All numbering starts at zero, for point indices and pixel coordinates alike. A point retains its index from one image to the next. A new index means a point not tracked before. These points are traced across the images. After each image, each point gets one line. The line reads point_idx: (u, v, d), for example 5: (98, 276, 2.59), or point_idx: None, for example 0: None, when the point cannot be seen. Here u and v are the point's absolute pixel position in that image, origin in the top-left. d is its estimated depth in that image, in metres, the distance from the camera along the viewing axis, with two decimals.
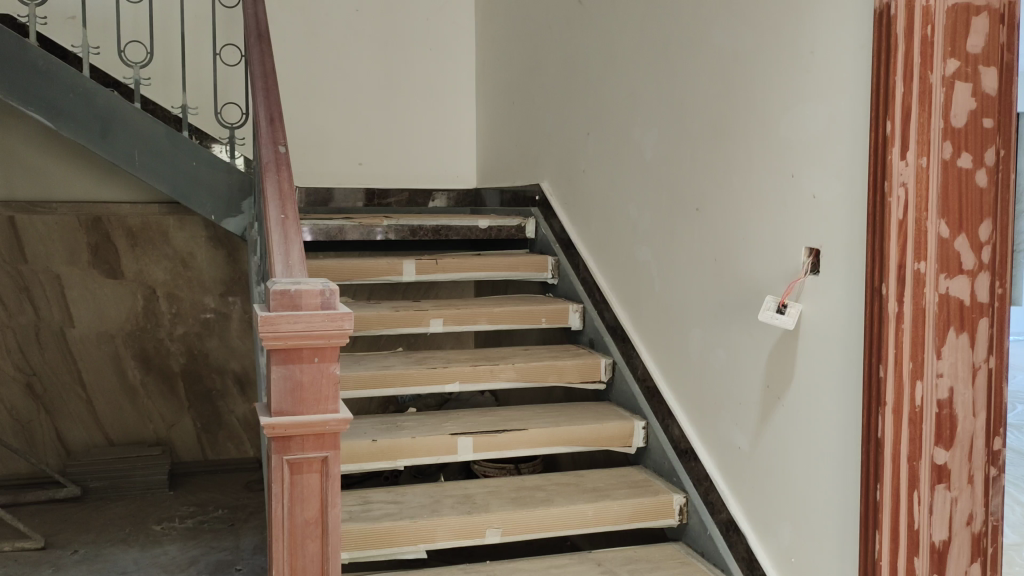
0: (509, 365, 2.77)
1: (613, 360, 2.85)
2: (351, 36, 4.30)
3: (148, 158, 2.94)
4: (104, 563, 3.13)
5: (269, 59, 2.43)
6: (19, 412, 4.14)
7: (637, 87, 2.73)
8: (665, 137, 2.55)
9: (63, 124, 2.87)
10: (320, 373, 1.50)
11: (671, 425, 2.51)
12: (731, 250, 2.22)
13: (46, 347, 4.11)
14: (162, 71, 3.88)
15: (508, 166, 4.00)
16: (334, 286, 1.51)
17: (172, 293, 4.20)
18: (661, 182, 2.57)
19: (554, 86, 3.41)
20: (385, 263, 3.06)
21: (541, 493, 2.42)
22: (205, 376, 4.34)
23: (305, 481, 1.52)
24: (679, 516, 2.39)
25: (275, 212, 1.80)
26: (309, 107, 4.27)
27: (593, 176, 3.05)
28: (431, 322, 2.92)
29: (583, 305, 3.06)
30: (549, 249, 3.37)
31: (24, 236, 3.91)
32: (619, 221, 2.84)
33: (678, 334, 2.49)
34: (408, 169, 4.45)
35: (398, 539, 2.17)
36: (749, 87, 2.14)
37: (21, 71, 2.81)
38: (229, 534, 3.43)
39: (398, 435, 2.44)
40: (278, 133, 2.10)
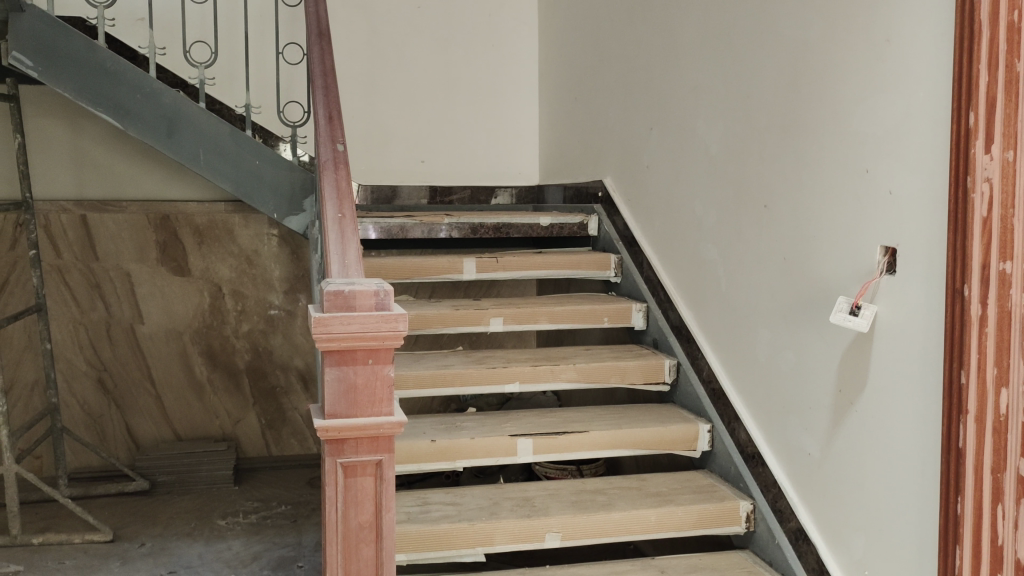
0: (571, 365, 2.72)
1: (678, 361, 2.77)
2: (413, 31, 4.28)
3: (212, 158, 2.97)
4: (169, 557, 3.18)
5: (329, 57, 2.43)
6: (91, 406, 4.12)
7: (703, 80, 2.65)
8: (731, 132, 2.48)
9: (131, 124, 2.92)
10: (374, 375, 1.48)
11: (737, 428, 2.43)
12: (802, 249, 2.13)
13: (116, 343, 4.10)
14: (226, 70, 3.93)
15: (571, 161, 3.94)
16: (389, 286, 1.48)
17: (237, 290, 4.19)
18: (728, 177, 2.49)
19: (618, 81, 3.35)
20: (446, 261, 3.03)
21: (603, 496, 2.36)
22: (271, 373, 4.29)
23: (359, 484, 1.50)
24: (746, 523, 2.31)
25: (332, 211, 1.77)
26: (372, 105, 4.28)
27: (657, 172, 2.97)
28: (491, 320, 2.88)
29: (646, 304, 2.99)
30: (612, 247, 3.30)
31: (96, 234, 4.01)
32: (684, 218, 2.77)
33: (744, 334, 2.42)
34: (471, 166, 4.43)
35: (456, 541, 2.14)
36: (821, 78, 2.05)
37: (91, 72, 2.87)
38: (291, 530, 3.46)
39: (457, 435, 2.41)
40: (336, 132, 2.08)
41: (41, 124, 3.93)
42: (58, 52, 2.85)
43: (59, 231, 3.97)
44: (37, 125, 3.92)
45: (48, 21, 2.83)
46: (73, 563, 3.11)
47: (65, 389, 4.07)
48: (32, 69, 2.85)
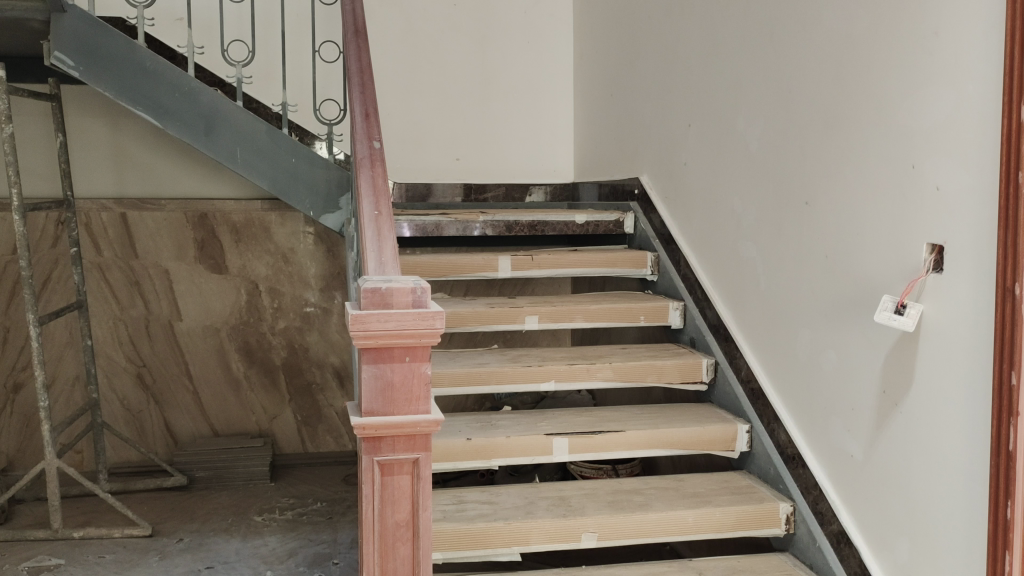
0: (607, 364, 2.69)
1: (715, 360, 2.74)
2: (448, 29, 4.28)
3: (250, 156, 2.98)
4: (207, 553, 3.21)
5: (366, 54, 2.43)
6: (131, 402, 4.17)
7: (743, 75, 2.61)
8: (771, 127, 2.43)
9: (170, 122, 2.94)
10: (411, 373, 1.47)
11: (777, 429, 2.39)
12: (844, 245, 2.09)
13: (155, 340, 4.14)
14: (263, 69, 3.95)
15: (606, 159, 3.92)
16: (426, 284, 1.47)
17: (274, 288, 4.21)
18: (768, 173, 2.45)
19: (654, 77, 3.31)
20: (481, 259, 3.02)
21: (640, 497, 2.34)
22: (306, 370, 4.30)
23: (396, 483, 1.49)
24: (786, 526, 2.27)
25: (369, 208, 1.77)
26: (407, 104, 4.28)
27: (695, 169, 2.94)
28: (526, 318, 2.86)
29: (684, 302, 2.96)
30: (648, 244, 3.27)
31: (135, 232, 4.04)
32: (723, 215, 2.73)
33: (784, 333, 2.38)
34: (506, 163, 4.42)
35: (492, 541, 2.12)
36: (866, 72, 2.00)
37: (131, 71, 2.90)
38: (327, 527, 3.47)
39: (493, 434, 2.39)
40: (373, 129, 2.08)
41: (83, 123, 3.98)
42: (98, 51, 2.88)
43: (100, 228, 4.01)
44: (78, 124, 3.97)
45: (89, 21, 2.87)
46: (113, 557, 3.14)
47: (105, 385, 4.12)
48: (74, 69, 2.88)
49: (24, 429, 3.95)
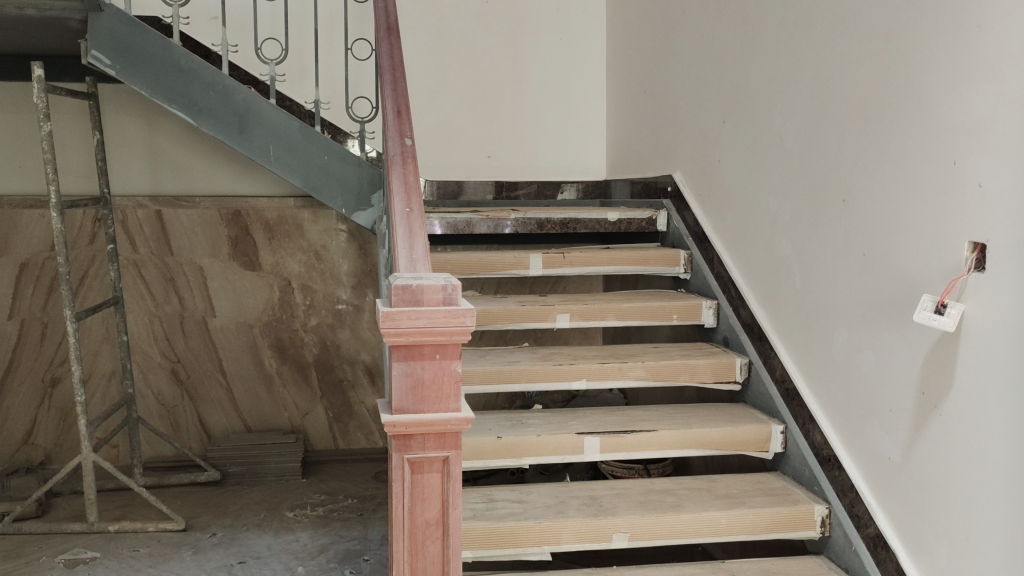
0: (639, 363, 2.67)
1: (749, 360, 2.70)
2: (481, 26, 4.27)
3: (283, 154, 2.99)
4: (240, 548, 3.23)
5: (397, 52, 2.43)
6: (165, 397, 4.21)
7: (780, 70, 2.57)
8: (809, 124, 2.39)
9: (204, 121, 2.96)
10: (441, 370, 1.46)
11: (812, 430, 2.36)
12: (883, 244, 2.05)
13: (189, 335, 4.17)
14: (297, 67, 3.97)
15: (639, 156, 3.89)
16: (457, 281, 1.46)
17: (307, 285, 4.22)
18: (804, 170, 2.41)
19: (688, 73, 3.28)
20: (512, 257, 3.01)
21: (672, 497, 2.31)
22: (338, 367, 4.31)
23: (426, 481, 1.49)
24: (821, 528, 2.23)
25: (400, 205, 1.77)
26: (438, 101, 4.28)
27: (728, 166, 2.91)
28: (558, 317, 2.84)
29: (717, 301, 2.93)
30: (681, 243, 3.24)
31: (170, 229, 4.06)
32: (758, 213, 2.69)
33: (820, 333, 2.34)
34: (538, 160, 4.41)
35: (521, 540, 2.11)
36: (907, 68, 1.96)
37: (166, 70, 2.92)
38: (358, 523, 3.48)
39: (523, 432, 2.38)
40: (405, 126, 2.08)
41: (120, 122, 4.03)
42: (135, 50, 2.90)
43: (136, 225, 4.04)
44: (115, 123, 4.01)
45: (125, 20, 2.89)
46: (147, 551, 3.17)
47: (141, 380, 4.17)
48: (111, 67, 2.91)
49: (62, 423, 4.01)
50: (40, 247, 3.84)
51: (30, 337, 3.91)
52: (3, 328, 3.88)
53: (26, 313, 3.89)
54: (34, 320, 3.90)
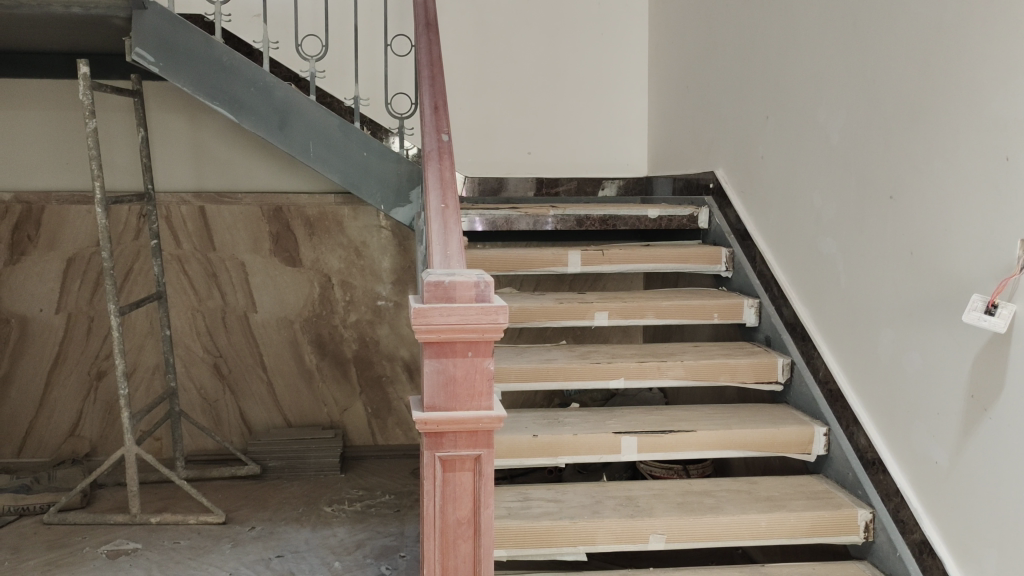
0: (679, 362, 2.63)
1: (792, 360, 2.64)
2: (521, 23, 4.24)
3: (322, 150, 3.00)
4: (278, 541, 3.25)
5: (436, 48, 2.41)
6: (207, 391, 4.25)
7: (825, 64, 2.51)
8: (855, 120, 2.34)
9: (245, 117, 2.98)
10: (474, 368, 1.44)
11: (856, 433, 2.30)
12: (931, 242, 1.99)
13: (231, 331, 4.20)
14: (337, 64, 3.98)
15: (681, 152, 3.83)
16: (490, 277, 1.44)
17: (346, 281, 4.22)
18: (850, 167, 2.36)
19: (731, 67, 3.23)
20: (551, 254, 2.98)
21: (711, 499, 2.27)
22: (377, 363, 4.31)
23: (457, 479, 1.48)
24: (865, 533, 2.17)
25: (436, 201, 1.76)
26: (478, 97, 4.26)
27: (772, 163, 2.85)
28: (596, 315, 2.80)
29: (759, 300, 2.87)
30: (723, 240, 3.18)
31: (213, 225, 4.11)
32: (802, 210, 2.64)
33: (866, 333, 2.28)
34: (578, 157, 4.37)
35: (557, 539, 2.09)
36: (958, 61, 1.90)
37: (209, 67, 2.95)
38: (395, 519, 3.48)
39: (560, 431, 2.36)
40: (442, 121, 2.07)
41: (164, 118, 4.07)
42: (178, 47, 2.94)
43: (180, 221, 4.08)
44: (160, 119, 4.06)
45: (168, 18, 2.93)
46: (188, 543, 3.21)
47: (184, 374, 4.20)
48: (154, 64, 2.95)
49: (107, 416, 4.07)
50: (86, 243, 3.92)
51: (76, 331, 3.98)
52: (50, 321, 3.96)
53: (73, 307, 3.96)
54: (81, 314, 3.97)
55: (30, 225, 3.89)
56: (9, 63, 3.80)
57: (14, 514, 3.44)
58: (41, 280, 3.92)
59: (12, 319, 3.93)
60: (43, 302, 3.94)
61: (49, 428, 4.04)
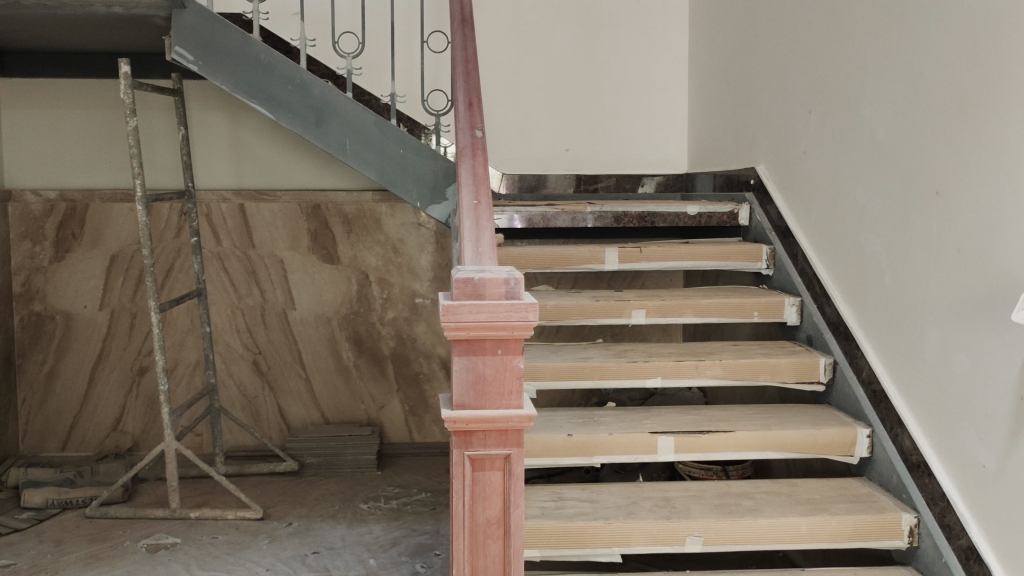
0: (717, 361, 2.58)
1: (834, 360, 2.58)
2: (560, 19, 4.22)
3: (359, 147, 2.99)
4: (314, 538, 3.26)
5: (471, 43, 2.39)
6: (247, 388, 4.25)
7: (868, 57, 2.45)
8: (899, 113, 2.28)
9: (283, 114, 2.99)
10: (503, 366, 1.42)
11: (901, 435, 2.24)
12: (978, 239, 1.93)
13: (270, 328, 4.22)
14: (374, 61, 3.99)
15: (722, 148, 3.77)
16: (520, 275, 1.42)
17: (384, 279, 4.23)
18: (894, 161, 2.29)
19: (772, 62, 3.17)
20: (587, 251, 2.94)
21: (749, 501, 2.22)
22: (414, 360, 4.30)
23: (487, 479, 1.46)
24: (909, 538, 2.11)
25: (468, 197, 1.74)
26: (516, 94, 4.24)
27: (814, 158, 2.79)
28: (633, 313, 2.77)
29: (801, 298, 2.81)
30: (764, 237, 3.12)
31: (252, 223, 4.15)
32: (845, 206, 2.57)
33: (911, 332, 2.21)
34: (617, 154, 4.33)
35: (591, 540, 2.06)
36: (1006, 50, 1.84)
37: (246, 64, 2.96)
38: (430, 517, 3.47)
39: (595, 430, 2.32)
40: (476, 117, 2.05)
41: (205, 117, 4.12)
42: (217, 45, 2.95)
43: (220, 219, 4.13)
44: (200, 118, 4.11)
45: (208, 16, 2.95)
46: (225, 538, 3.23)
47: (223, 370, 4.22)
48: (193, 62, 2.97)
49: (148, 411, 4.11)
50: (129, 240, 3.98)
51: (119, 327, 4.03)
52: (94, 317, 4.02)
53: (116, 304, 4.02)
54: (124, 311, 4.02)
55: (74, 223, 3.96)
56: (55, 64, 3.88)
57: (57, 507, 3.51)
58: (85, 277, 3.99)
59: (57, 316, 4.01)
60: (87, 299, 4.01)
61: (92, 423, 4.09)
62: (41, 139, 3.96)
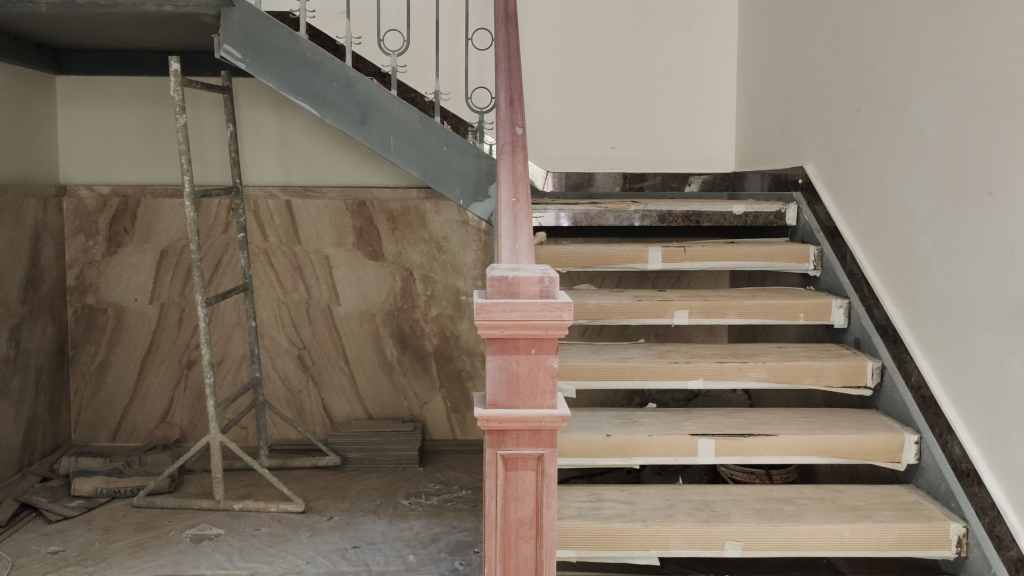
0: (761, 363, 2.53)
1: (882, 364, 2.51)
2: (606, 15, 4.19)
3: (403, 144, 3.00)
4: (355, 532, 3.29)
5: (514, 40, 2.38)
6: (292, 382, 4.29)
7: (920, 53, 2.39)
8: (950, 110, 2.22)
9: (328, 112, 3.01)
10: (537, 365, 1.41)
11: (950, 442, 2.18)
12: None
13: (315, 323, 4.26)
14: (419, 58, 4.01)
15: (770, 147, 3.70)
16: (555, 274, 1.41)
17: (428, 276, 4.24)
18: (946, 161, 2.23)
19: (821, 60, 3.12)
20: (630, 250, 2.91)
21: (791, 506, 2.18)
22: (457, 357, 4.30)
23: (520, 479, 1.45)
24: (957, 548, 2.05)
25: (507, 195, 1.73)
26: (560, 92, 4.23)
27: (863, 157, 2.73)
28: (676, 313, 2.74)
29: (849, 300, 2.74)
30: (812, 238, 3.06)
31: (299, 219, 4.19)
32: (895, 206, 2.51)
33: (962, 336, 2.15)
34: (664, 152, 4.28)
35: (628, 542, 2.04)
36: None
37: (293, 62, 2.99)
38: (470, 514, 3.48)
39: (634, 431, 2.30)
40: (517, 114, 2.04)
41: (253, 115, 4.19)
42: (264, 43, 2.99)
43: (266, 215, 4.18)
44: (249, 116, 4.17)
45: (256, 15, 2.99)
46: (268, 530, 3.28)
47: (269, 364, 4.27)
48: (241, 60, 3.01)
49: (196, 404, 4.17)
50: (178, 235, 4.06)
51: (169, 321, 4.11)
52: (144, 311, 4.10)
53: (166, 298, 4.09)
54: (173, 304, 4.10)
55: (126, 217, 4.04)
56: (110, 63, 3.98)
57: (106, 496, 3.58)
58: (136, 271, 4.07)
59: (109, 308, 4.10)
60: (137, 292, 4.09)
61: (141, 415, 4.17)
62: (96, 136, 4.06)
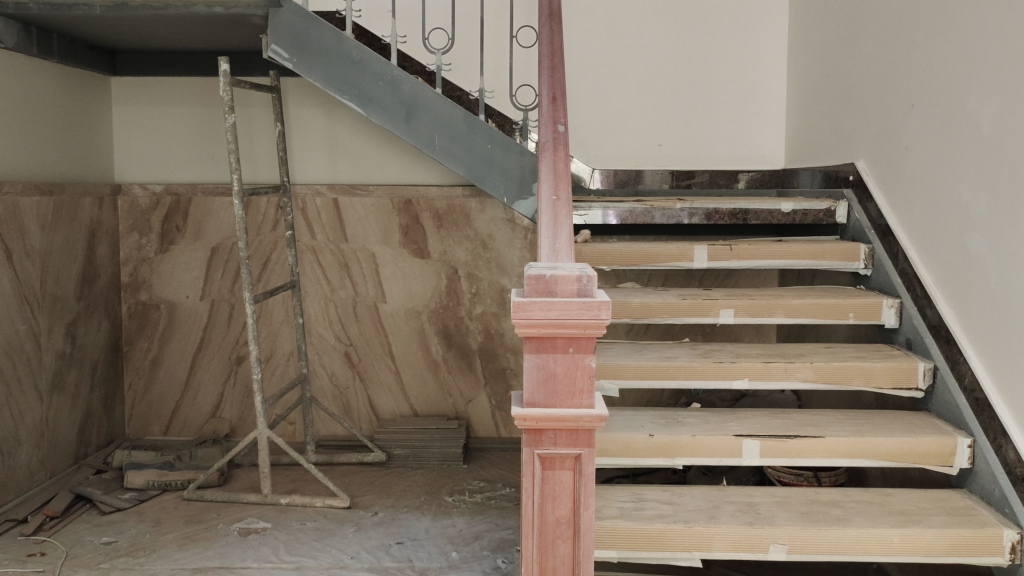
0: (808, 364, 2.48)
1: (935, 365, 2.45)
2: (652, 12, 4.16)
3: (447, 142, 3.01)
4: (399, 528, 3.31)
5: (558, 36, 2.36)
6: (339, 379, 4.34)
7: (975, 47, 2.33)
8: (1007, 106, 2.15)
9: (373, 110, 3.03)
10: (575, 365, 1.40)
11: (1004, 446, 2.12)
12: None
13: (362, 320, 4.29)
14: (465, 56, 4.02)
15: (820, 144, 3.64)
16: (593, 273, 1.40)
17: (473, 274, 4.25)
18: (1002, 158, 2.17)
19: (873, 54, 3.05)
20: (676, 248, 2.87)
21: (838, 510, 2.13)
22: (502, 355, 4.30)
23: (557, 478, 1.44)
24: (1010, 556, 2.00)
25: (547, 192, 1.72)
26: (607, 89, 4.20)
27: (916, 154, 2.67)
28: (721, 312, 2.70)
29: (900, 300, 2.68)
30: (863, 236, 2.99)
31: (346, 217, 4.23)
32: (949, 204, 2.45)
33: (1018, 338, 2.09)
34: (712, 149, 4.23)
35: (670, 543, 2.01)
36: None
37: (339, 62, 3.02)
38: (513, 512, 3.48)
39: (678, 432, 2.27)
40: (559, 111, 2.03)
41: (301, 114, 4.24)
42: (311, 43, 3.02)
43: (315, 213, 4.23)
44: (297, 115, 4.23)
45: (302, 15, 3.02)
46: (313, 525, 3.31)
47: (317, 361, 4.32)
48: (288, 60, 3.05)
49: (245, 399, 4.24)
50: (229, 233, 4.12)
51: (219, 317, 4.18)
52: (195, 307, 4.17)
53: (216, 294, 4.16)
54: (223, 301, 4.16)
55: (177, 216, 4.12)
56: (163, 64, 4.07)
57: (157, 489, 3.66)
58: (187, 268, 4.15)
59: (161, 304, 4.18)
60: (189, 289, 4.16)
61: (192, 410, 4.25)
62: (149, 135, 4.15)
